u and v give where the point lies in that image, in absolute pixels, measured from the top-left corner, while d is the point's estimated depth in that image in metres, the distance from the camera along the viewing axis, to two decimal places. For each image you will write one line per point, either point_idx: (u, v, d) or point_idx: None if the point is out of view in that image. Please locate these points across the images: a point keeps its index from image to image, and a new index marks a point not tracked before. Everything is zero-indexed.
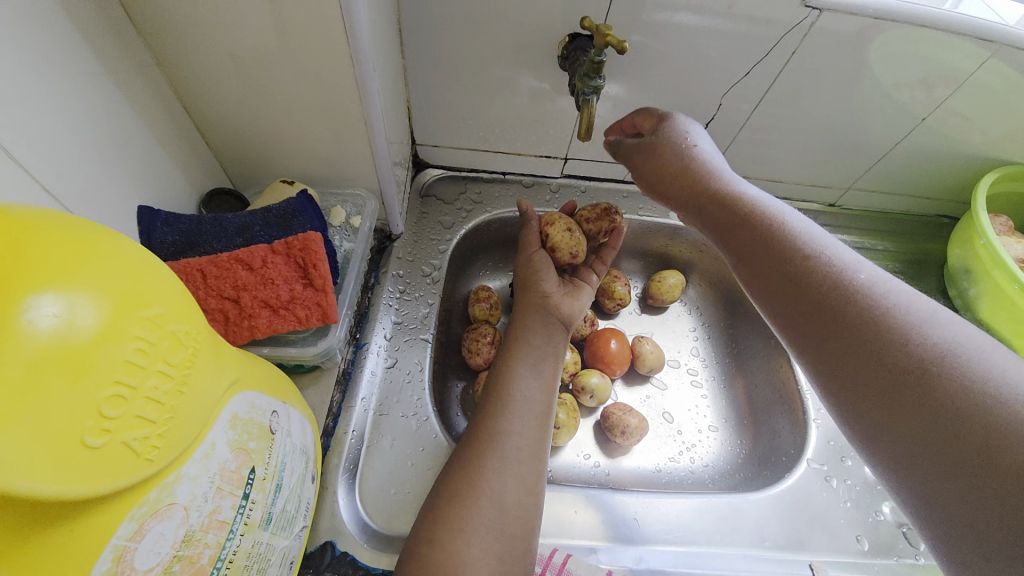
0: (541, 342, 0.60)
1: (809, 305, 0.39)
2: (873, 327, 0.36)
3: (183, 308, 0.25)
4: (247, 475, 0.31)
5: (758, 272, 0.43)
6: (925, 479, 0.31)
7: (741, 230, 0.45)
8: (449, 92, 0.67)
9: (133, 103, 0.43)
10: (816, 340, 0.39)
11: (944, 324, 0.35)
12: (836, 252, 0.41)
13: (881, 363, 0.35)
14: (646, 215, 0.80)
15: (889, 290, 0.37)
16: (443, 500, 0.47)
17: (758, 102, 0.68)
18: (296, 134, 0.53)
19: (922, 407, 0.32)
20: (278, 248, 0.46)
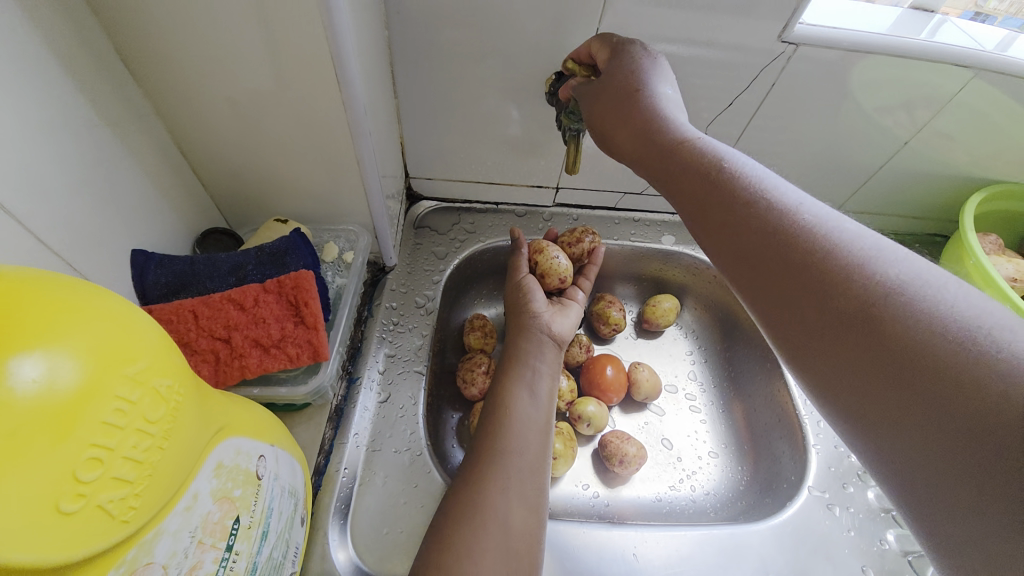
0: (539, 358, 0.60)
1: (754, 248, 0.35)
2: (820, 265, 0.31)
3: (166, 360, 0.25)
4: (231, 525, 0.30)
5: (701, 221, 0.39)
6: (888, 435, 0.28)
7: (683, 176, 0.41)
8: (441, 127, 0.68)
9: (129, 150, 0.44)
10: (763, 287, 0.35)
11: (892, 258, 0.30)
12: (779, 191, 0.36)
13: (831, 307, 0.30)
14: (638, 241, 0.81)
15: (838, 224, 0.33)
16: (448, 525, 0.46)
17: (743, 129, 0.70)
18: (289, 174, 0.54)
19: (876, 351, 0.28)
20: (270, 287, 0.47)
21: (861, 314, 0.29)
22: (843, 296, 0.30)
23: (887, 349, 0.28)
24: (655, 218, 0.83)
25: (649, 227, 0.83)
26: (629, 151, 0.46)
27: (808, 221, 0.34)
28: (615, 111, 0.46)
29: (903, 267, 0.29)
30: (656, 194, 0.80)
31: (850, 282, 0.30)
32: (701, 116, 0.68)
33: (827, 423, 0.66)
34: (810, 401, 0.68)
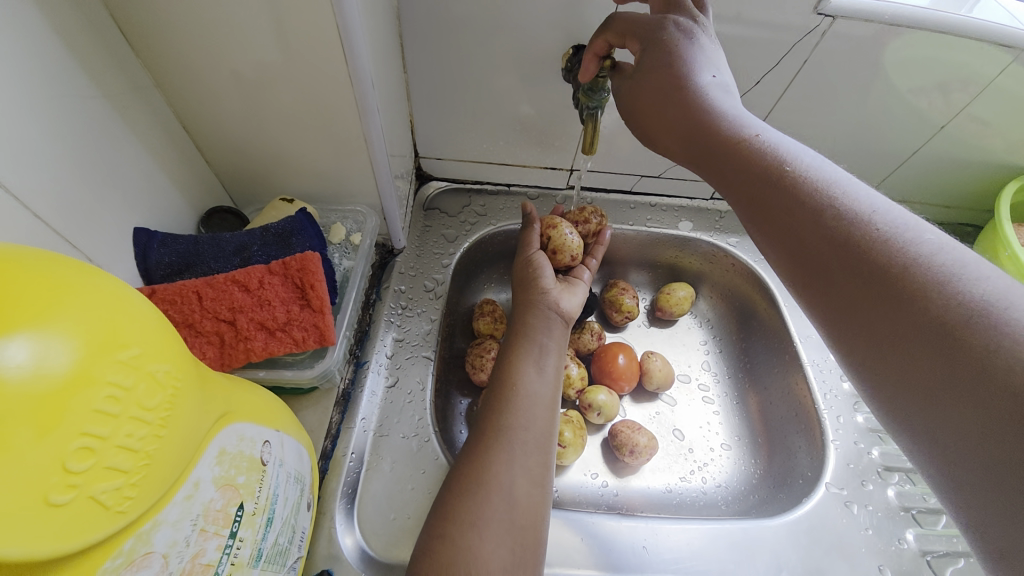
0: (547, 334, 0.58)
1: (823, 252, 0.33)
2: (900, 275, 0.29)
3: (164, 344, 0.24)
4: (235, 512, 0.30)
5: (760, 221, 0.38)
6: (957, 451, 0.26)
7: (741, 172, 0.39)
8: (453, 104, 0.66)
9: (130, 125, 0.43)
10: (830, 294, 0.33)
11: (979, 272, 0.28)
12: (850, 192, 0.34)
13: (908, 319, 0.29)
14: (653, 227, 0.78)
15: (921, 233, 0.31)
16: (452, 497, 0.46)
17: (770, 110, 0.66)
18: (296, 152, 0.52)
19: (957, 368, 0.26)
20: (275, 269, 0.45)
21: (946, 330, 0.27)
22: (926, 309, 0.28)
23: (971, 366, 0.26)
24: (672, 203, 0.80)
25: (666, 212, 0.80)
26: (682, 146, 0.44)
27: (883, 227, 0.32)
28: (664, 103, 0.44)
29: (998, 282, 0.27)
30: (674, 178, 0.77)
31: (935, 295, 0.28)
32: None
33: (847, 418, 0.64)
34: (829, 395, 0.66)
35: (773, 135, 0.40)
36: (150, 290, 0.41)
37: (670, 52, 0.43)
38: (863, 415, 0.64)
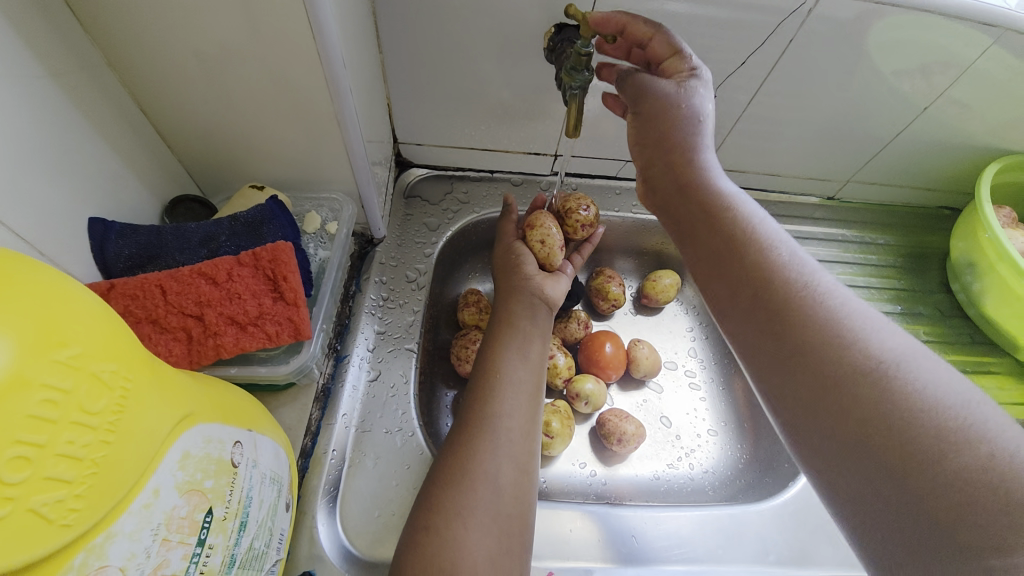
0: (531, 321, 0.58)
1: (764, 302, 0.38)
2: (825, 330, 0.35)
3: (111, 341, 0.22)
4: (203, 519, 0.28)
5: (710, 267, 0.42)
6: (854, 478, 0.32)
7: (702, 222, 0.44)
8: (431, 87, 0.63)
9: (83, 110, 0.39)
10: (767, 337, 0.37)
11: (886, 337, 0.34)
12: (789, 253, 0.40)
13: (827, 368, 0.34)
14: (639, 213, 0.77)
15: (845, 296, 0.37)
16: (437, 489, 0.45)
17: (755, 93, 0.65)
18: (266, 137, 0.49)
19: (858, 415, 0.32)
20: (245, 260, 0.43)
21: (858, 382, 0.32)
22: (844, 362, 0.33)
23: (867, 414, 0.31)
24: None
25: None
26: (660, 187, 0.49)
27: (814, 288, 0.37)
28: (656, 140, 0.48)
29: (897, 346, 0.33)
30: None
31: (852, 351, 0.33)
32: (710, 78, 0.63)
33: None
34: None
35: (736, 191, 0.45)
36: (108, 285, 0.38)
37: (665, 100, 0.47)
38: None
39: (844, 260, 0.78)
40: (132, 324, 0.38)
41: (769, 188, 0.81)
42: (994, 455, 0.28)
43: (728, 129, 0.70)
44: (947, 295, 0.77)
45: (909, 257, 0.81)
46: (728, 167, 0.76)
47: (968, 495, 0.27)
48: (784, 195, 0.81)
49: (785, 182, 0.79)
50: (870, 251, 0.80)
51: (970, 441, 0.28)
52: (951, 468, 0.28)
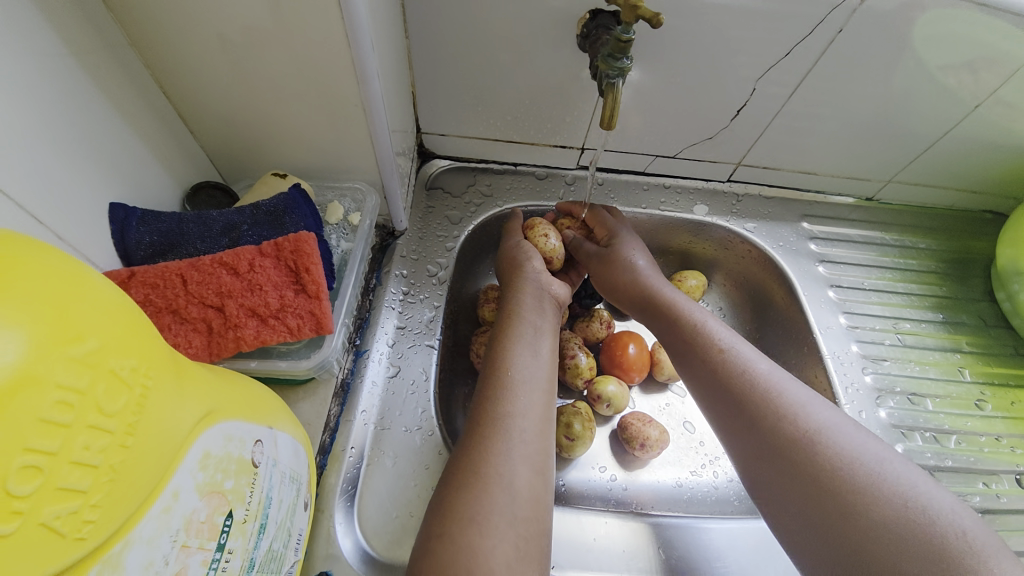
0: (538, 320, 0.56)
1: (720, 388, 0.47)
2: (766, 410, 0.43)
3: (127, 334, 0.20)
4: (223, 522, 0.27)
5: (679, 356, 0.52)
6: (806, 526, 0.38)
7: (669, 321, 0.55)
8: (456, 75, 0.61)
9: (105, 91, 0.38)
10: (726, 419, 0.46)
11: (816, 409, 0.43)
12: (738, 344, 0.50)
13: (773, 436, 0.42)
14: (668, 210, 0.75)
15: (781, 380, 0.46)
16: (451, 493, 0.43)
17: (795, 87, 0.61)
18: (290, 122, 0.48)
19: (802, 473, 0.39)
20: (267, 251, 0.41)
21: (793, 453, 0.40)
22: (784, 436, 0.42)
23: (808, 472, 0.39)
24: (686, 185, 0.76)
25: (681, 195, 0.76)
26: (631, 299, 0.60)
27: (759, 371, 0.46)
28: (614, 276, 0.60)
29: (825, 420, 0.42)
30: (690, 158, 0.73)
31: (788, 427, 0.42)
32: (749, 70, 0.60)
33: (869, 413, 0.61)
34: (850, 389, 0.63)
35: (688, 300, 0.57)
36: (129, 272, 0.37)
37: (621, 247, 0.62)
38: (885, 410, 0.62)
39: (882, 264, 0.74)
40: (152, 314, 0.37)
41: (807, 187, 0.77)
42: (904, 505, 0.35)
43: (765, 124, 0.67)
44: (991, 303, 0.73)
45: (951, 263, 0.76)
46: (762, 164, 0.73)
47: (889, 538, 0.34)
48: (819, 195, 0.78)
49: (821, 181, 0.76)
50: (908, 256, 0.76)
51: (885, 498, 0.36)
52: (873, 519, 0.35)
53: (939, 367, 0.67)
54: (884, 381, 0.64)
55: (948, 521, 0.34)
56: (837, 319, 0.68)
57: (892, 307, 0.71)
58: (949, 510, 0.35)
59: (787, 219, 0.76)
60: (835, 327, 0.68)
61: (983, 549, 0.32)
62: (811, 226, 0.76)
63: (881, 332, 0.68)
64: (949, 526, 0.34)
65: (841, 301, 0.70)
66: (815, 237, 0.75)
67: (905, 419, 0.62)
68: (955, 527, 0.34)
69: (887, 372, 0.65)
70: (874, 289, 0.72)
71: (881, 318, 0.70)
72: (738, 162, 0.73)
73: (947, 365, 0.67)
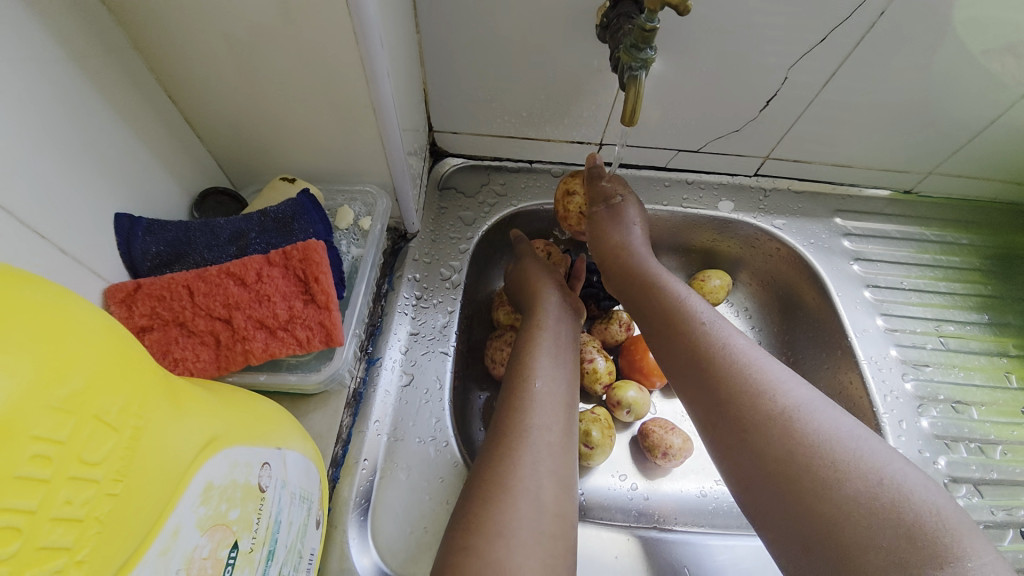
0: (560, 333, 0.55)
1: (691, 368, 0.44)
2: (738, 387, 0.40)
3: (118, 371, 0.19)
4: (228, 554, 0.26)
5: (654, 331, 0.49)
6: (778, 509, 0.35)
7: (647, 293, 0.51)
8: (469, 70, 0.59)
9: (108, 98, 0.37)
10: (694, 399, 0.43)
11: (791, 386, 0.40)
12: (714, 318, 0.46)
13: (744, 414, 0.39)
14: (690, 207, 0.71)
15: (753, 356, 0.42)
16: (475, 506, 0.41)
17: (830, 76, 0.57)
18: (298, 125, 0.46)
19: (772, 455, 0.36)
20: (275, 260, 0.40)
21: (760, 436, 0.38)
22: (752, 419, 0.38)
23: (778, 453, 0.36)
24: (710, 180, 0.73)
25: (704, 191, 0.72)
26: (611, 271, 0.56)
27: (733, 346, 0.43)
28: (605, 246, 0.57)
29: (798, 399, 0.39)
30: (714, 153, 0.69)
31: (757, 408, 0.39)
32: (781, 57, 0.56)
33: (909, 423, 0.58)
34: (889, 397, 0.59)
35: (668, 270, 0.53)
36: (135, 285, 0.36)
37: (614, 215, 0.57)
38: (928, 419, 0.58)
39: (922, 262, 0.70)
40: (159, 327, 0.36)
41: (839, 180, 0.72)
42: (876, 487, 0.33)
43: (796, 115, 0.63)
44: None
45: (995, 259, 0.71)
46: (791, 158, 0.69)
47: (861, 525, 0.32)
48: (852, 188, 0.73)
49: (855, 174, 0.71)
50: (948, 253, 0.71)
51: (858, 480, 0.33)
52: (841, 504, 0.33)
53: (985, 372, 0.62)
54: (927, 389, 0.60)
55: (921, 504, 0.32)
56: (874, 321, 0.64)
57: (934, 308, 0.66)
58: (919, 490, 0.32)
59: (818, 214, 0.72)
60: (872, 330, 0.64)
61: (955, 534, 0.30)
62: (844, 222, 0.72)
63: (922, 335, 0.64)
64: (918, 504, 0.32)
65: (878, 301, 0.66)
66: (849, 233, 0.71)
67: (949, 429, 0.58)
68: (925, 507, 0.32)
69: (930, 379, 0.61)
70: (914, 288, 0.68)
71: (922, 319, 0.65)
72: (766, 155, 0.69)
73: (994, 370, 0.63)
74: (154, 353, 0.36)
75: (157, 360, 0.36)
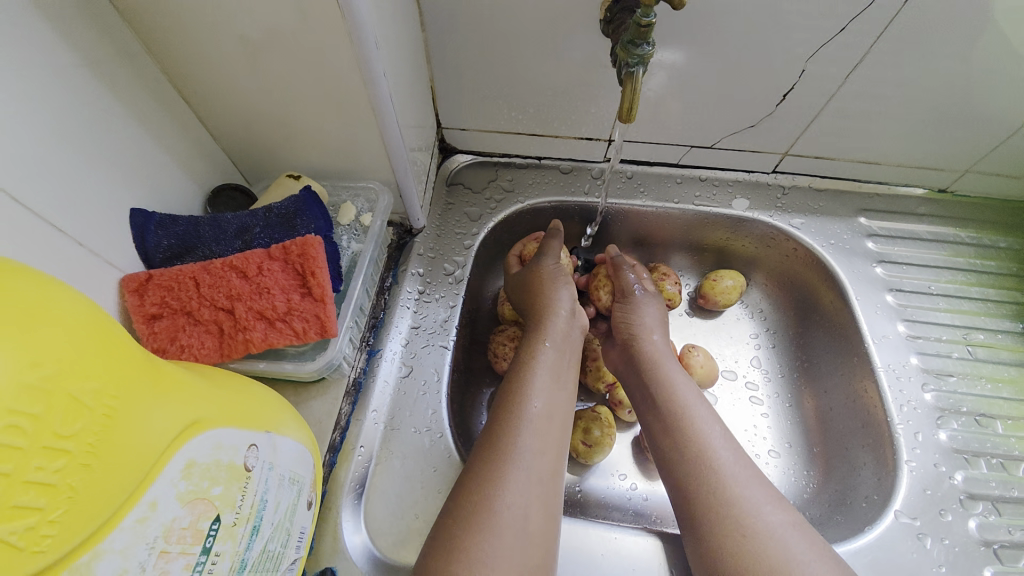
0: (562, 355, 0.54)
1: (679, 469, 0.47)
2: (727, 500, 0.43)
3: (92, 356, 0.21)
4: (209, 527, 0.27)
5: (653, 424, 0.51)
6: None
7: (651, 380, 0.53)
8: (474, 67, 0.59)
9: (121, 98, 0.39)
10: (677, 499, 0.46)
11: (775, 507, 0.43)
12: (711, 426, 0.48)
13: (730, 525, 0.42)
14: (702, 204, 0.69)
15: (740, 472, 0.45)
16: (456, 528, 0.40)
17: (853, 67, 0.54)
18: (303, 124, 0.48)
19: (750, 568, 0.39)
20: (275, 254, 0.42)
21: (734, 548, 0.40)
22: (729, 530, 0.41)
23: (756, 568, 0.39)
24: (725, 177, 0.70)
25: (718, 188, 0.70)
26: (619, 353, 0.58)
27: (726, 459, 0.46)
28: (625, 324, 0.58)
29: (777, 519, 0.42)
30: (729, 148, 0.67)
31: (734, 522, 0.42)
32: (798, 47, 0.53)
33: (926, 435, 0.55)
34: (906, 408, 0.56)
35: (676, 366, 0.55)
36: (146, 275, 0.39)
37: (632, 309, 0.59)
38: (947, 432, 0.55)
39: (954, 266, 0.65)
40: (168, 316, 0.39)
41: (865, 177, 0.69)
42: None
43: (816, 109, 0.60)
44: None
45: None
46: (813, 154, 0.66)
47: None
48: (881, 186, 0.69)
49: (883, 171, 0.67)
50: (985, 257, 0.66)
51: None
52: None
53: (1015, 385, 0.58)
54: (949, 401, 0.57)
55: None
56: (895, 327, 0.61)
57: (964, 315, 0.62)
58: None
59: (842, 213, 0.69)
60: (893, 337, 0.61)
61: None
62: (869, 222, 0.68)
63: (948, 343, 0.60)
64: None
65: (901, 306, 0.63)
66: (874, 234, 0.67)
67: (970, 444, 0.54)
68: None
69: (953, 390, 0.57)
70: (943, 294, 0.64)
71: (950, 327, 0.62)
72: (785, 151, 0.66)
73: None
74: (163, 340, 0.38)
75: (165, 346, 0.38)
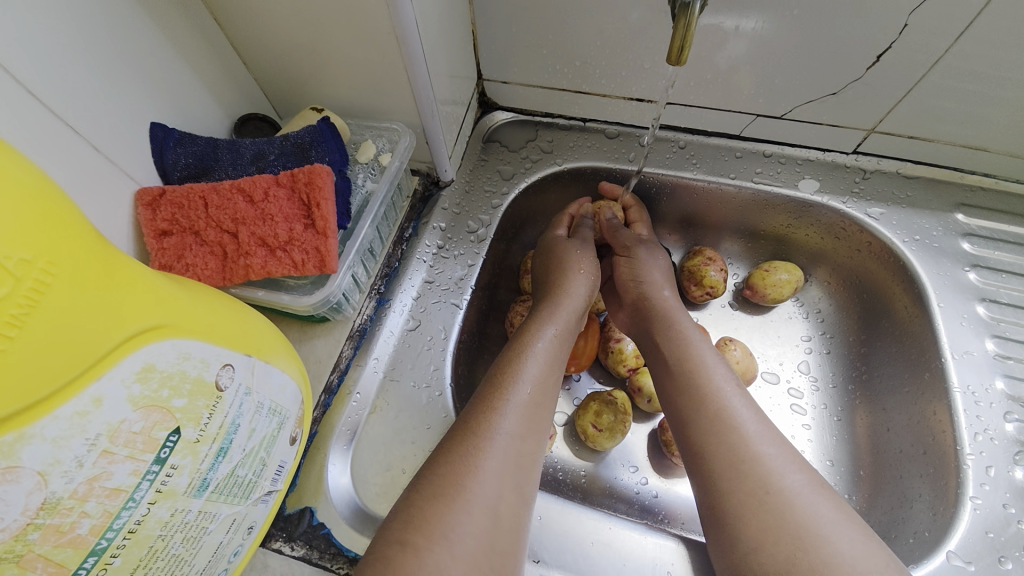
0: (561, 346, 0.47)
1: (691, 430, 0.42)
2: (749, 457, 0.39)
3: (20, 226, 0.21)
4: (165, 438, 0.27)
5: (667, 380, 0.46)
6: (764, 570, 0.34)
7: (668, 339, 0.49)
8: (517, 12, 0.54)
9: (147, 13, 0.39)
10: (691, 462, 0.41)
11: (797, 469, 0.39)
12: (727, 383, 0.44)
13: (750, 481, 0.38)
14: (762, 183, 0.61)
15: (759, 431, 0.41)
16: (420, 493, 0.35)
17: (966, 28, 0.44)
18: (328, 56, 0.46)
19: (771, 526, 0.36)
20: (282, 181, 0.41)
21: (755, 506, 0.37)
22: (750, 490, 0.37)
23: (780, 527, 0.35)
24: (795, 154, 0.61)
25: (784, 166, 0.61)
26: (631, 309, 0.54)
27: (744, 417, 0.41)
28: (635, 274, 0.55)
29: (795, 482, 0.38)
30: (803, 121, 0.58)
31: (757, 482, 0.38)
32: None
33: (1000, 471, 0.46)
34: (980, 437, 0.47)
35: (694, 326, 0.50)
36: (160, 191, 0.39)
37: (639, 262, 0.55)
38: None
39: None
40: (177, 233, 0.39)
41: (970, 167, 0.57)
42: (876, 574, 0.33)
43: (914, 81, 0.50)
44: None
45: None
46: (906, 134, 0.56)
47: None
48: (988, 179, 0.58)
49: (994, 161, 0.56)
50: None
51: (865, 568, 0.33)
52: None
53: None
54: None
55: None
56: (981, 344, 0.51)
57: None
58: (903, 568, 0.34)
59: (934, 207, 0.58)
60: (978, 354, 0.51)
61: None
62: (967, 220, 0.57)
63: None
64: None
65: (992, 321, 0.53)
66: (972, 234, 0.57)
67: None
68: None
69: None
70: None
71: None
72: (871, 129, 0.56)
73: None
74: (170, 256, 0.38)
75: (171, 263, 0.38)
